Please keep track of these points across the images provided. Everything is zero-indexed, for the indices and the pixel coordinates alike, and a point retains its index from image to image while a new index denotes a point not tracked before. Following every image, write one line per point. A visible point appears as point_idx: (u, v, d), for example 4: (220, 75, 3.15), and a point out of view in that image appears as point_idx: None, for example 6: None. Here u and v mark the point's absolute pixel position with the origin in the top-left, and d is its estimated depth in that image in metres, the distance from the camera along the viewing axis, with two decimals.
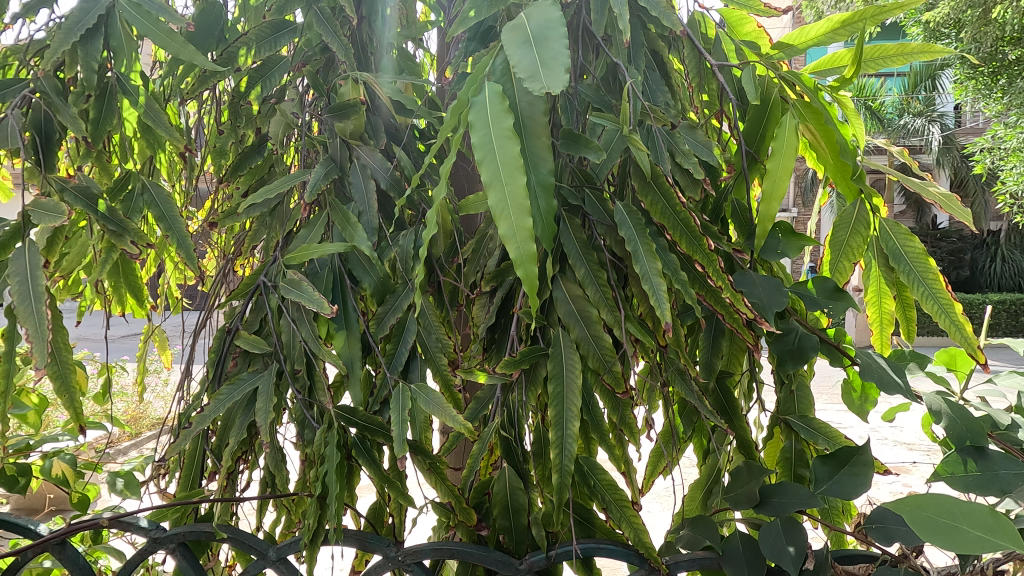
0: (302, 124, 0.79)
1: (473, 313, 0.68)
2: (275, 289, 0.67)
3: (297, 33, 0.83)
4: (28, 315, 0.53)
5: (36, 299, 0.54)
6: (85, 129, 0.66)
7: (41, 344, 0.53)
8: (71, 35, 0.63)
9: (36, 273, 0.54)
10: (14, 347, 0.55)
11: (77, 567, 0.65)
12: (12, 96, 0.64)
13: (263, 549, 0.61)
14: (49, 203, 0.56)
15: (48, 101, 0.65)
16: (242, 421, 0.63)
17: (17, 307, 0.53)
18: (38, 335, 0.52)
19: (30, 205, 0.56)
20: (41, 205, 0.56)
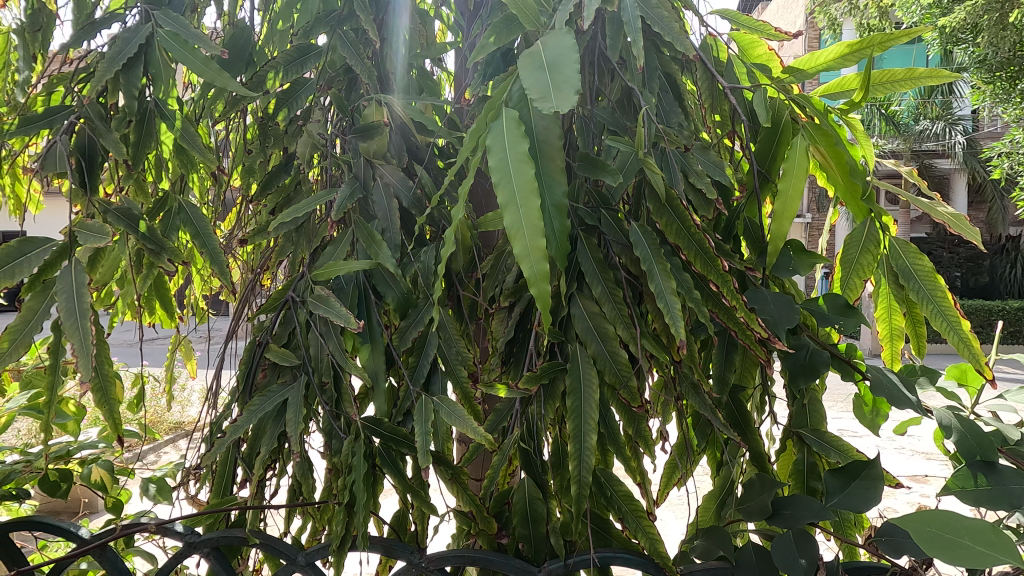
0: (327, 145, 0.82)
1: (492, 327, 0.71)
2: (303, 304, 0.70)
3: (322, 56, 0.86)
4: (74, 329, 0.55)
5: (82, 316, 0.55)
6: (127, 152, 0.68)
7: (86, 358, 0.55)
8: (114, 63, 0.66)
9: (82, 290, 0.56)
10: (59, 360, 0.58)
11: (116, 569, 0.69)
12: (58, 122, 0.67)
13: (292, 554, 0.64)
14: (94, 225, 0.58)
15: (92, 125, 0.67)
16: (273, 431, 0.66)
17: (64, 322, 0.55)
18: (83, 349, 0.54)
19: (78, 225, 0.58)
20: (88, 226, 0.58)
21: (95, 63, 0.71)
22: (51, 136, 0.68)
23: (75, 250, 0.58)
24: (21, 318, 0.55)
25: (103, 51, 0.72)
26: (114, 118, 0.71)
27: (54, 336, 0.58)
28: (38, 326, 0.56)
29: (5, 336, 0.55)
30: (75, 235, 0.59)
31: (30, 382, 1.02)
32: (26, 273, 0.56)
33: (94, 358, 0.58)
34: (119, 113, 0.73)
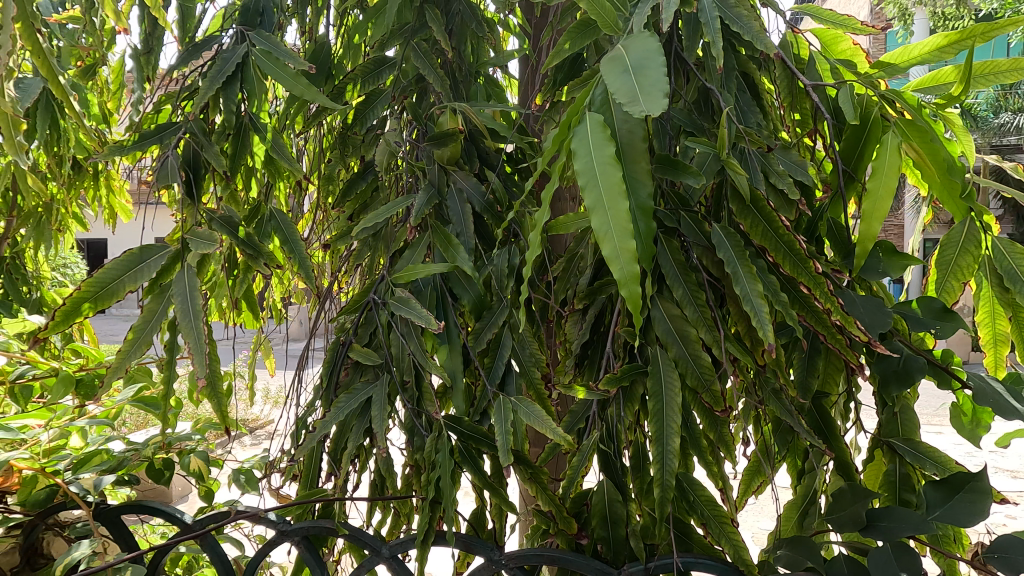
0: (403, 153, 0.85)
1: (567, 329, 0.71)
2: (384, 306, 0.73)
3: (397, 68, 0.90)
4: (190, 329, 0.59)
5: (195, 316, 0.60)
6: (226, 163, 0.74)
7: (201, 356, 0.59)
8: (216, 82, 0.72)
9: (195, 293, 0.61)
10: (173, 357, 0.63)
11: (217, 557, 0.74)
12: (166, 137, 0.73)
13: (377, 546, 0.66)
14: (205, 232, 0.62)
15: (195, 140, 0.73)
16: (359, 427, 0.69)
17: (181, 322, 0.59)
18: (198, 348, 0.59)
19: (190, 233, 0.63)
20: (199, 234, 0.63)
21: (197, 82, 0.77)
22: (162, 151, 0.74)
23: (188, 256, 0.63)
24: (142, 317, 0.60)
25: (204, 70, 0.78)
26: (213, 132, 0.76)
27: (168, 335, 0.63)
28: (156, 326, 0.61)
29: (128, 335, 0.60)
30: (187, 241, 0.63)
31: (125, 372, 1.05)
32: (145, 278, 0.61)
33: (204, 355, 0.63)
34: (219, 128, 0.79)
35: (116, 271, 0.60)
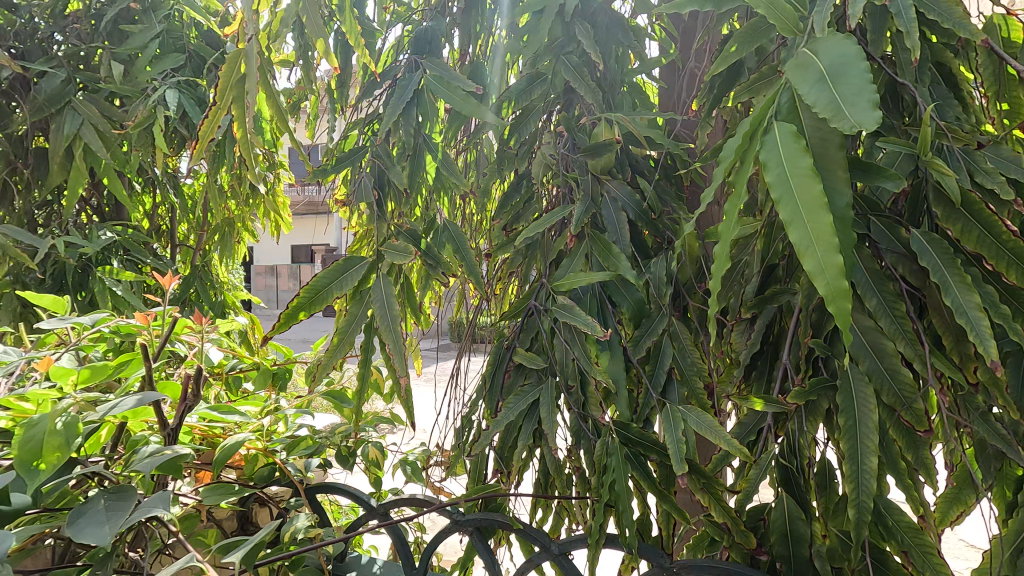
0: (558, 165, 0.88)
1: (732, 339, 0.70)
2: (547, 312, 0.76)
3: (549, 83, 0.93)
4: (389, 333, 0.66)
5: (392, 320, 0.67)
6: (405, 181, 0.81)
7: (399, 357, 0.66)
8: (396, 107, 0.80)
9: (392, 300, 0.68)
10: (371, 356, 0.71)
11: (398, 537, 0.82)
12: (356, 159, 0.82)
13: (547, 543, 0.70)
14: (400, 245, 0.70)
15: (380, 160, 0.82)
16: (528, 428, 0.72)
17: (381, 326, 0.67)
18: (397, 350, 0.66)
19: (387, 246, 0.71)
20: (394, 247, 0.70)
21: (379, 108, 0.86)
22: (351, 172, 0.84)
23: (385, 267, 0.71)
24: (347, 320, 0.69)
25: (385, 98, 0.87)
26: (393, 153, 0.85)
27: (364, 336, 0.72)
28: (359, 328, 0.69)
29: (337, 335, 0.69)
30: (383, 253, 0.72)
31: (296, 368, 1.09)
32: (349, 285, 0.70)
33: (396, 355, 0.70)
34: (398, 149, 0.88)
35: (326, 279, 0.69)
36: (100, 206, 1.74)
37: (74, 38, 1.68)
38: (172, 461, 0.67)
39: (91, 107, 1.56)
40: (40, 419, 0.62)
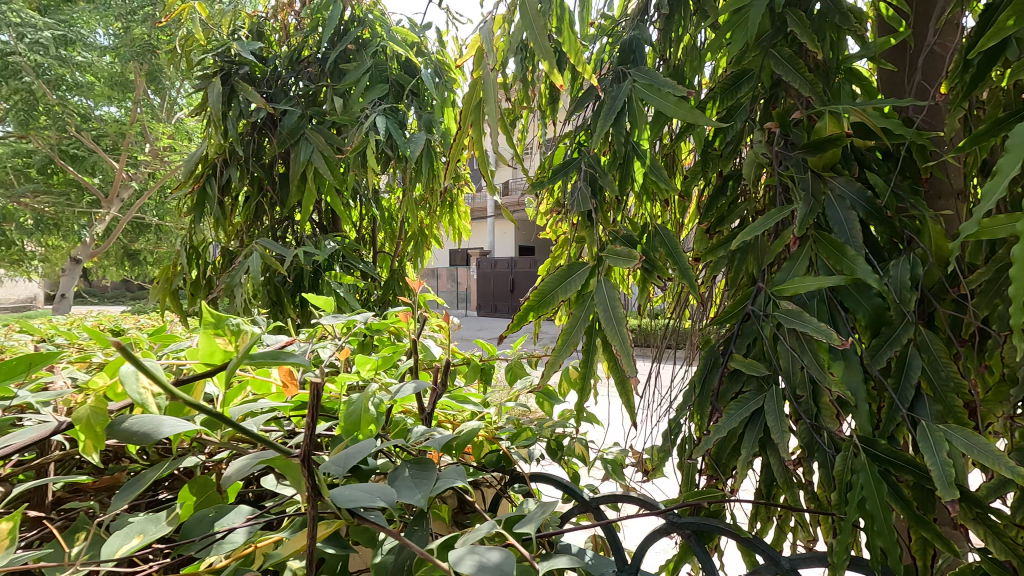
0: (772, 163, 0.84)
1: (1006, 355, 0.61)
2: (769, 317, 0.73)
3: (757, 79, 0.89)
4: (615, 334, 0.72)
5: (616, 322, 0.73)
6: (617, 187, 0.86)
7: (626, 357, 0.71)
8: (608, 117, 0.84)
9: (616, 303, 0.74)
10: (593, 353, 0.79)
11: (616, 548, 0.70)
12: (571, 170, 0.90)
13: (776, 558, 0.62)
14: (623, 251, 0.75)
15: (592, 170, 0.88)
16: (752, 436, 0.70)
17: (607, 328, 0.73)
18: (625, 350, 0.71)
19: (610, 252, 0.77)
20: (618, 253, 0.76)
21: (591, 120, 0.92)
22: (565, 182, 0.92)
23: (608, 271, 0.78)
24: (573, 321, 0.78)
25: (595, 110, 0.92)
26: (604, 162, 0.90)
27: (585, 336, 0.80)
28: (583, 325, 0.77)
29: (564, 334, 0.77)
30: (607, 260, 0.79)
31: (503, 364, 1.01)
32: (574, 289, 0.78)
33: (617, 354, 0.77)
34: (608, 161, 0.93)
35: (553, 284, 0.79)
36: (324, 220, 2.05)
37: (305, 79, 1.99)
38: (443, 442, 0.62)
39: (318, 137, 1.81)
40: (357, 397, 0.59)
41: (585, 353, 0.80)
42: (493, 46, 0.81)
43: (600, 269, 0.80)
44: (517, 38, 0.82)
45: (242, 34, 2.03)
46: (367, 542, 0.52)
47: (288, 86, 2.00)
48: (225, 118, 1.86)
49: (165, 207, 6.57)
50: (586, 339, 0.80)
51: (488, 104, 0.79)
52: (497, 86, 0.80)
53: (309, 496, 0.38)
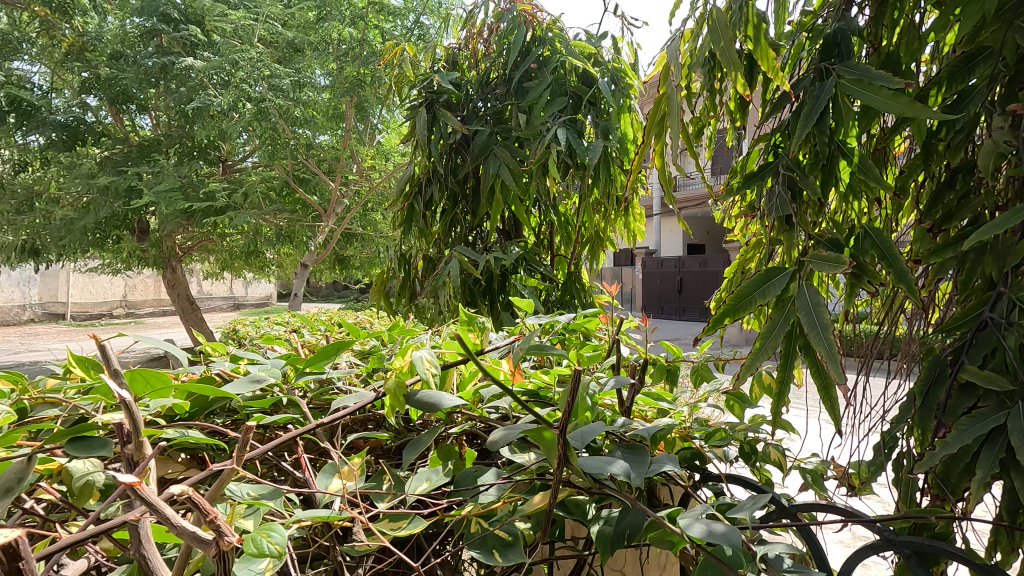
0: (1017, 152, 0.74)
1: None
2: (1012, 328, 0.68)
3: (997, 56, 0.79)
4: (820, 340, 0.74)
5: (821, 327, 0.75)
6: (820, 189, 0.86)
7: (832, 364, 0.72)
8: (810, 118, 0.83)
9: (819, 309, 0.76)
10: (793, 359, 0.79)
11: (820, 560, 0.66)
12: (767, 175, 0.93)
13: None
14: (830, 256, 0.77)
15: (793, 173, 0.89)
16: (991, 456, 0.64)
17: (809, 332, 0.76)
18: (831, 357, 0.72)
19: (814, 258, 0.79)
20: (824, 257, 0.78)
21: (792, 122, 0.92)
22: (761, 187, 0.94)
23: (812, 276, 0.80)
24: (770, 326, 0.81)
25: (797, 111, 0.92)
26: (806, 165, 0.90)
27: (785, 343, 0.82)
28: (784, 329, 0.79)
29: (761, 339, 0.80)
30: (810, 266, 0.81)
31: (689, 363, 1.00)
32: (774, 294, 0.82)
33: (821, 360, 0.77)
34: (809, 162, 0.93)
35: (751, 288, 0.83)
36: (507, 227, 2.21)
37: (493, 100, 2.19)
38: (657, 433, 0.66)
39: (505, 152, 1.97)
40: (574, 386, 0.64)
41: (784, 360, 0.80)
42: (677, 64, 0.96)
43: (802, 274, 0.82)
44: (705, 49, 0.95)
45: (440, 66, 2.31)
46: (581, 514, 0.60)
47: (478, 108, 2.22)
48: (428, 141, 2.14)
49: (367, 218, 7.59)
50: (786, 344, 0.82)
51: (672, 114, 0.95)
52: (681, 99, 0.96)
53: (561, 463, 0.49)
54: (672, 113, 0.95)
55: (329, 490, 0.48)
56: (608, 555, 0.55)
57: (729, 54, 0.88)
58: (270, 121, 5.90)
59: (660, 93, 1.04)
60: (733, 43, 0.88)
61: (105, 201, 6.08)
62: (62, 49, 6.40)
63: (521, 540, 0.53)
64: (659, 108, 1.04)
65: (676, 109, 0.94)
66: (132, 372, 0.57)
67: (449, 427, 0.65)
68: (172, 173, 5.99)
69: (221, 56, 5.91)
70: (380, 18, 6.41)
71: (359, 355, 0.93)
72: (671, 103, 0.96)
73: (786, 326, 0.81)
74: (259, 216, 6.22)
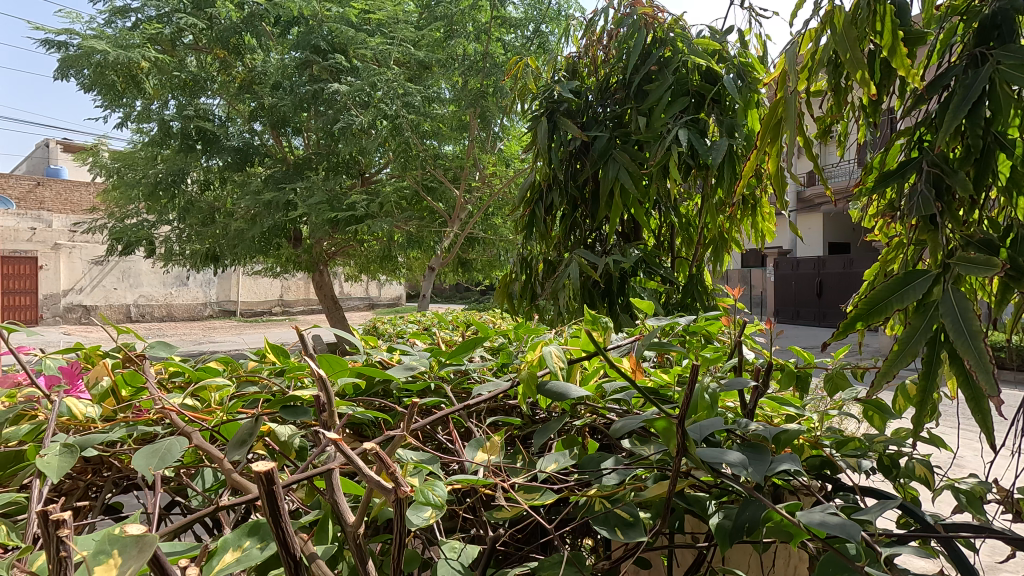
0: None
1: None
2: None
3: None
4: (968, 349, 0.73)
5: (969, 333, 0.74)
6: (970, 185, 0.92)
7: (984, 374, 0.71)
8: (959, 111, 0.89)
9: (967, 315, 0.75)
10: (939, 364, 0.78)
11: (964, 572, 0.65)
12: (910, 170, 1.00)
13: None
14: (981, 259, 0.78)
15: (940, 168, 0.97)
16: None
17: (956, 341, 0.74)
18: (981, 366, 0.71)
19: (962, 260, 0.80)
20: (972, 261, 0.79)
21: (940, 112, 0.99)
22: (901, 184, 1.01)
23: (960, 279, 0.80)
24: (909, 333, 0.81)
25: (947, 99, 0.98)
26: (956, 160, 0.97)
27: (928, 348, 0.82)
28: (925, 339, 0.79)
29: (900, 345, 0.81)
30: (957, 270, 0.81)
31: (831, 377, 0.93)
32: (913, 298, 0.82)
33: (971, 369, 0.75)
34: (958, 156, 0.98)
35: (887, 292, 0.83)
36: (627, 229, 2.21)
37: (612, 105, 2.22)
38: (782, 436, 0.66)
39: (625, 156, 1.97)
40: (692, 385, 0.65)
41: (927, 368, 0.80)
42: (796, 69, 1.09)
43: (947, 278, 0.82)
44: (827, 50, 1.06)
45: (561, 76, 2.39)
46: (699, 509, 0.62)
47: (598, 114, 2.25)
48: (549, 149, 2.23)
49: (488, 223, 7.92)
50: (929, 350, 0.82)
51: (790, 116, 1.07)
52: (799, 100, 1.08)
53: (681, 452, 0.52)
54: (791, 116, 1.08)
55: (476, 460, 0.60)
56: (727, 547, 0.57)
57: (852, 55, 0.99)
58: (402, 136, 6.40)
59: (777, 98, 1.15)
60: (856, 44, 0.99)
61: (268, 213, 6.98)
62: (237, 84, 7.47)
63: (642, 522, 0.57)
64: (776, 112, 1.15)
65: (794, 111, 1.06)
66: (321, 355, 0.70)
67: (573, 418, 0.71)
68: (320, 186, 6.72)
69: (361, 79, 6.52)
70: (502, 31, 6.68)
71: (491, 351, 1.03)
72: (790, 106, 1.08)
73: (928, 336, 0.81)
74: (393, 223, 6.76)
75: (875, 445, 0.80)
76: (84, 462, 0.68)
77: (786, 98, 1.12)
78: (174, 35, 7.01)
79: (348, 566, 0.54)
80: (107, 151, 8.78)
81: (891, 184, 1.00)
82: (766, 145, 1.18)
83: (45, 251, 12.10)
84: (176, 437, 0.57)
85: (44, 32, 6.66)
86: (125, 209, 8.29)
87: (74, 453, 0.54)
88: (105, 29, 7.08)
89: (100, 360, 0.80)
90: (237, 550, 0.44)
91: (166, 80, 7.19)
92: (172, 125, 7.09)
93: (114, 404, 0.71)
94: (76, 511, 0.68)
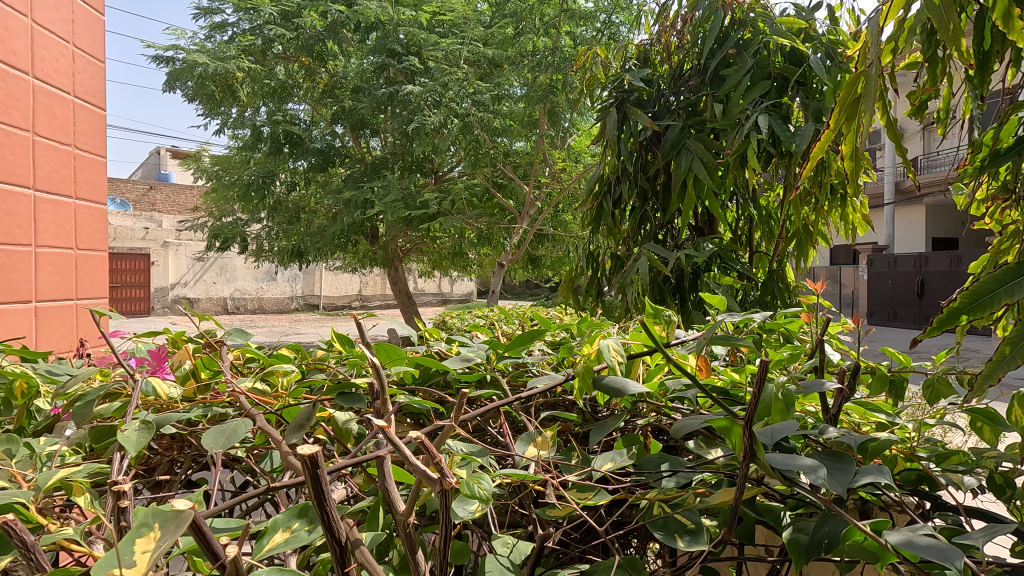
0: None
1: None
2: None
3: None
4: None
5: None
6: None
7: None
8: None
9: None
10: None
11: None
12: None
13: None
14: None
15: None
16: None
17: None
18: None
19: None
20: None
21: None
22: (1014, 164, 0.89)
23: None
24: (1018, 333, 0.71)
25: None
26: None
27: None
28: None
29: (1006, 346, 0.71)
30: None
31: (931, 387, 0.82)
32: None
33: None
34: None
35: (994, 284, 0.73)
36: (700, 222, 2.13)
37: (686, 92, 2.12)
38: (866, 444, 0.59)
39: (699, 145, 1.87)
40: (768, 384, 0.60)
41: None
42: (880, 40, 0.96)
43: None
44: (919, 19, 0.91)
45: (631, 64, 2.31)
46: (771, 518, 0.57)
47: (671, 102, 2.15)
48: (619, 139, 2.17)
49: (558, 220, 7.86)
50: None
51: (868, 94, 0.95)
52: (880, 77, 0.95)
53: (748, 456, 0.48)
54: (870, 91, 0.95)
55: (527, 455, 0.59)
56: (802, 564, 0.51)
57: (948, 23, 0.85)
58: (473, 134, 6.46)
59: (857, 72, 1.02)
60: (954, 9, 0.84)
61: (348, 211, 7.31)
62: (321, 89, 7.88)
63: (705, 529, 0.53)
64: (855, 88, 1.03)
65: (872, 89, 0.94)
66: (379, 343, 0.71)
67: (635, 417, 0.69)
68: (395, 184, 6.95)
69: (434, 80, 6.66)
70: (573, 25, 6.60)
71: (552, 345, 1.02)
72: (867, 82, 0.96)
73: None
74: (463, 220, 6.88)
75: (988, 462, 0.70)
76: (170, 439, 0.73)
77: (865, 74, 0.99)
78: (264, 46, 7.47)
79: (397, 553, 0.55)
80: (208, 156, 9.53)
81: (1008, 164, 0.88)
82: (838, 125, 1.08)
83: (156, 248, 13.35)
84: (243, 418, 0.59)
85: (154, 49, 7.35)
86: (222, 208, 9.00)
87: (152, 430, 0.57)
88: (205, 44, 7.69)
89: (184, 343, 0.85)
90: (286, 531, 0.45)
91: (258, 89, 7.69)
92: (263, 130, 7.58)
93: (194, 384, 0.75)
94: (161, 484, 0.73)
